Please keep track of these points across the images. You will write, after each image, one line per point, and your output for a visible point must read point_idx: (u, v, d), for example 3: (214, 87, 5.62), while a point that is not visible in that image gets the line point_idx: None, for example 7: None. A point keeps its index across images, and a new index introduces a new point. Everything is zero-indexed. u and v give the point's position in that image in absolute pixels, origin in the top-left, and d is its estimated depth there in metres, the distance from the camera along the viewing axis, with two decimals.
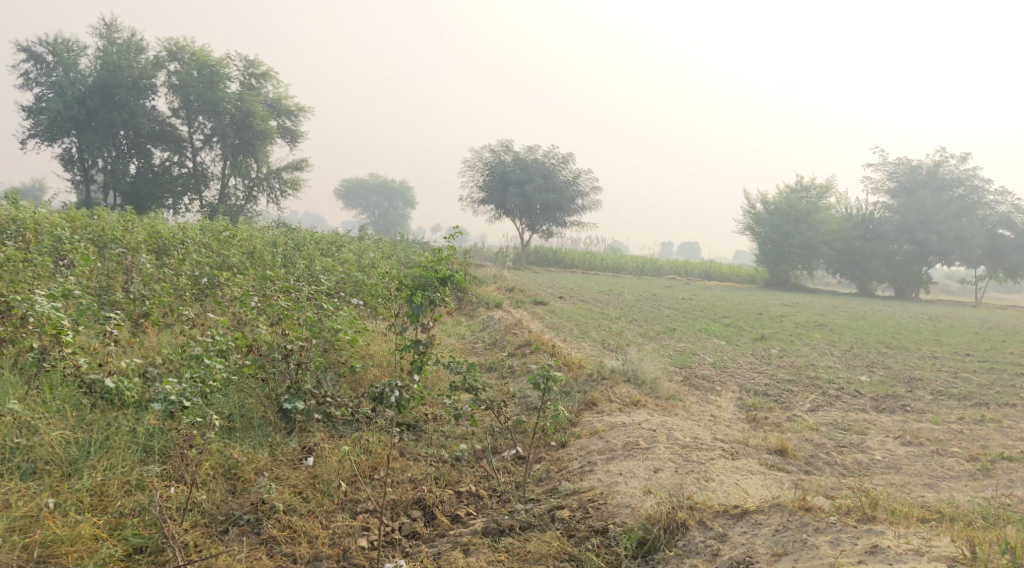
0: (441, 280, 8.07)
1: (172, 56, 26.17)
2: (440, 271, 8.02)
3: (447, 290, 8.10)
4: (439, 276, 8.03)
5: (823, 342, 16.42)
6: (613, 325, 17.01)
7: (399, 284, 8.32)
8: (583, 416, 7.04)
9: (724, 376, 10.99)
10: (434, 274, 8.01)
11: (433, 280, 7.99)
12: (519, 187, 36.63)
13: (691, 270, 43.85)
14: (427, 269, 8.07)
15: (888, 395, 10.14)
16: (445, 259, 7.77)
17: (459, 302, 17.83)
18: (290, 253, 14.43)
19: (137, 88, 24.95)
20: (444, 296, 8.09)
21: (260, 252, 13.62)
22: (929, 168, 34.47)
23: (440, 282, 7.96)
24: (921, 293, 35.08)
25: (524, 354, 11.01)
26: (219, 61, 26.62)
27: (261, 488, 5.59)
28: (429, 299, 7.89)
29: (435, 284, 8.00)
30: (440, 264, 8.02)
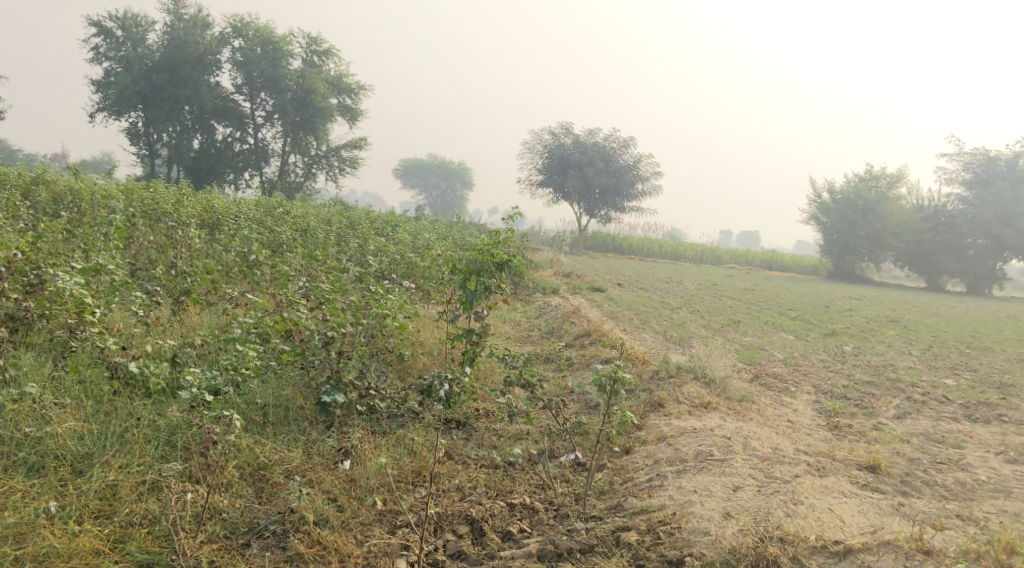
0: (498, 264, 7.46)
1: (237, 32, 26.06)
2: (497, 254, 7.41)
3: (504, 275, 7.50)
4: (495, 260, 7.42)
5: (900, 340, 15.33)
6: (674, 316, 16.23)
7: (453, 268, 7.78)
8: (649, 419, 6.42)
9: (796, 375, 10.17)
10: (490, 258, 7.41)
11: (489, 264, 7.38)
12: (578, 170, 35.87)
13: (753, 259, 42.44)
14: (483, 252, 7.47)
15: (982, 402, 9.15)
16: (503, 244, 7.15)
17: (515, 287, 17.29)
18: (344, 232, 14.09)
19: (202, 65, 24.90)
20: (501, 282, 7.51)
21: (313, 230, 13.30)
22: (1009, 158, 32.41)
23: (496, 268, 7.36)
24: (996, 291, 33.19)
25: (583, 345, 10.36)
26: (282, 38, 26.45)
27: (291, 495, 5.10)
28: (484, 285, 7.32)
29: (490, 269, 7.40)
30: (497, 248, 7.40)
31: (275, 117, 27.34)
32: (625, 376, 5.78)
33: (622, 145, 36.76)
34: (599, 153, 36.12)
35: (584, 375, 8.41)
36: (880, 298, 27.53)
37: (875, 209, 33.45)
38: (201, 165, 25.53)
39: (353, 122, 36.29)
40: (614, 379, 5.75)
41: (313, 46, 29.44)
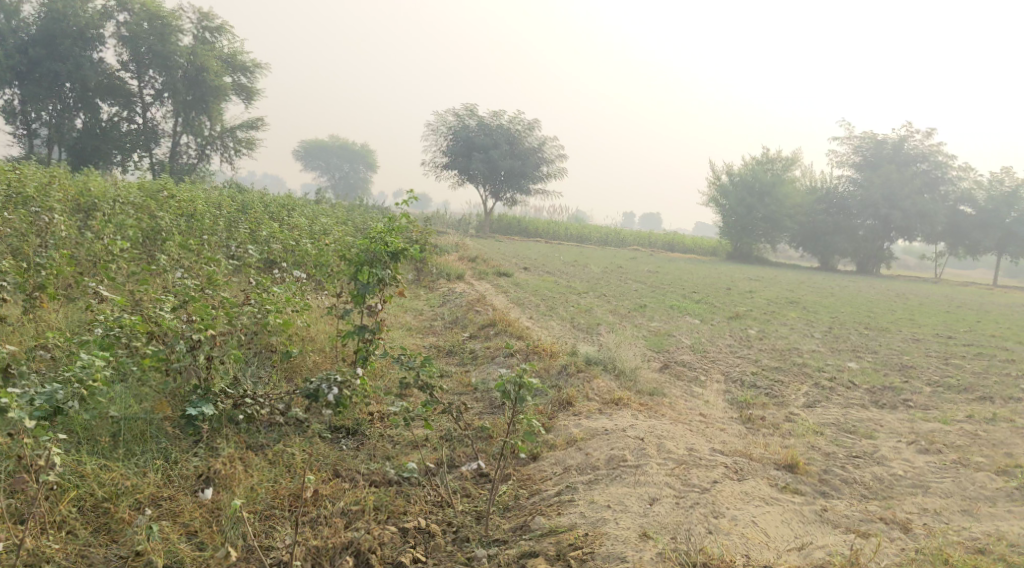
0: (393, 254, 6.82)
1: (122, 5, 24.10)
2: (391, 243, 6.75)
3: (400, 266, 6.87)
4: (390, 250, 6.76)
5: (801, 321, 15.55)
6: (581, 302, 15.94)
7: (343, 257, 7.07)
8: (558, 420, 5.98)
9: (705, 362, 9.96)
10: (383, 247, 6.73)
11: (382, 255, 6.71)
12: (483, 152, 35.32)
13: (655, 241, 42.99)
14: (375, 240, 6.79)
15: (887, 388, 9.21)
16: (399, 231, 6.49)
17: (418, 273, 16.59)
18: (235, 216, 13.07)
19: (83, 39, 22.91)
20: (396, 273, 6.87)
21: (199, 214, 12.25)
22: (895, 142, 33.89)
23: (390, 258, 6.70)
24: (882, 270, 34.77)
25: (488, 336, 9.83)
26: (171, 12, 24.66)
27: (138, 534, 4.52)
28: (377, 277, 6.66)
29: (384, 259, 6.75)
30: (392, 236, 6.74)
31: (165, 96, 25.50)
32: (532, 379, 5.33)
33: (527, 128, 36.45)
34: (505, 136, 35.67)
35: (489, 370, 7.88)
36: (777, 279, 28.22)
37: (772, 191, 34.23)
38: (84, 147, 23.45)
39: (250, 102, 34.50)
40: (520, 384, 5.28)
41: (206, 22, 27.66)
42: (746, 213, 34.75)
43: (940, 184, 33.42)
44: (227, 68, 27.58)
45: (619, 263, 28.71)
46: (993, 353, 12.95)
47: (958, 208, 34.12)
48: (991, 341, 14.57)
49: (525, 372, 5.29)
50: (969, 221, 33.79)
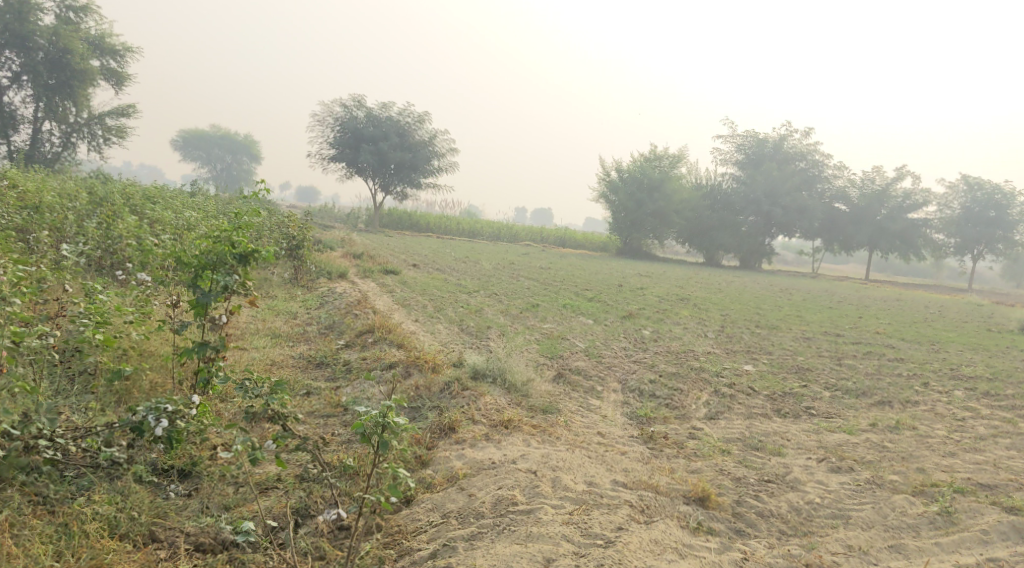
0: (241, 256, 5.78)
1: None
2: (239, 243, 5.70)
3: (249, 269, 5.84)
4: (237, 251, 5.73)
5: (694, 320, 15.31)
6: (471, 302, 15.13)
7: (180, 260, 5.95)
8: (438, 450, 5.15)
9: (601, 369, 9.34)
10: (228, 247, 5.69)
11: (227, 258, 5.66)
12: (373, 145, 33.97)
13: (547, 237, 42.74)
14: (218, 239, 5.72)
15: (788, 395, 8.90)
16: (248, 229, 5.47)
17: (295, 272, 15.36)
18: (86, 208, 11.50)
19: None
20: (244, 278, 5.83)
21: (45, 208, 10.70)
22: (775, 141, 34.91)
23: (237, 261, 5.66)
24: (764, 265, 35.69)
25: (364, 345, 8.81)
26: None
27: None
28: (221, 284, 5.57)
29: (230, 262, 5.70)
30: (239, 236, 5.70)
31: (24, 79, 22.81)
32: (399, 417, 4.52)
33: (417, 121, 35.33)
34: (394, 128, 34.44)
35: (363, 387, 6.92)
36: (668, 275, 28.42)
37: (661, 187, 34.50)
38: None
39: (121, 88, 31.95)
40: (386, 425, 4.46)
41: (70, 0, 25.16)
42: (636, 209, 34.91)
43: (818, 182, 34.68)
44: (95, 51, 25.16)
45: (512, 259, 28.11)
46: (880, 352, 13.10)
47: (834, 205, 35.43)
48: (876, 339, 14.82)
49: (391, 408, 4.48)
50: (844, 217, 35.10)
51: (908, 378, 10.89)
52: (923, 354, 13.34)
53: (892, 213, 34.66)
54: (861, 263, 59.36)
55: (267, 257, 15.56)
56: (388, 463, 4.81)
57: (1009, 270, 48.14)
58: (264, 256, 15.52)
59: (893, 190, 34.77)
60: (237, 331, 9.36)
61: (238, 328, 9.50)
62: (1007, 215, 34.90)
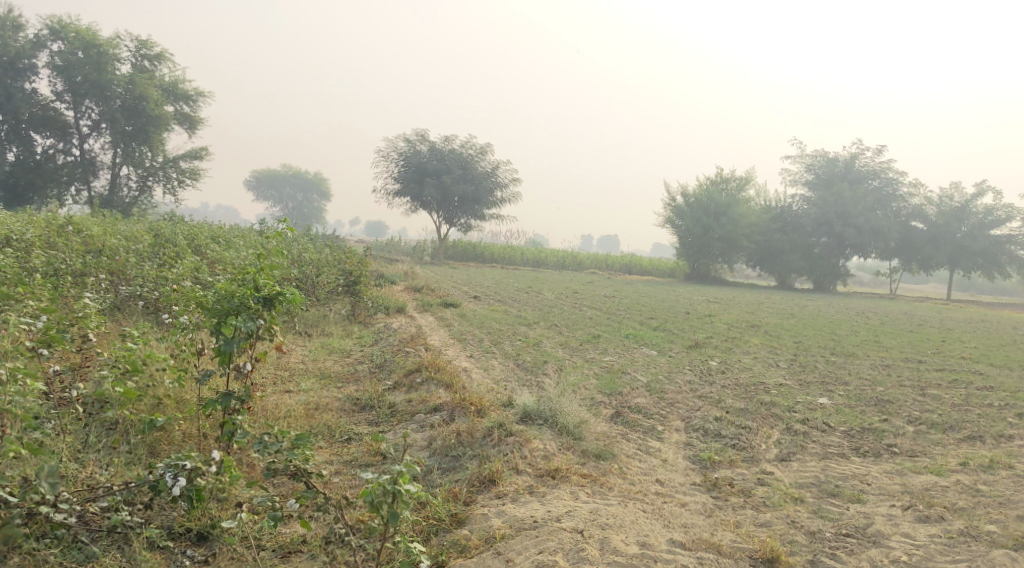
0: (265, 300, 6.02)
1: (55, 34, 22.59)
2: (262, 286, 5.95)
3: (273, 313, 6.05)
4: (260, 295, 5.96)
5: (764, 348, 14.52)
6: (529, 334, 14.74)
7: (203, 304, 6.13)
8: (475, 507, 4.92)
9: (662, 406, 8.78)
10: (251, 291, 5.93)
11: (249, 301, 5.90)
12: (435, 179, 34.19)
13: (612, 264, 42.15)
14: (241, 283, 5.98)
15: (867, 431, 8.16)
16: (269, 271, 5.71)
17: (353, 309, 15.25)
18: (148, 251, 11.62)
19: (14, 70, 21.19)
20: (269, 322, 6.05)
21: (108, 250, 10.83)
22: (846, 160, 33.72)
23: (260, 304, 5.90)
24: (839, 287, 34.31)
25: (412, 386, 8.48)
26: (109, 41, 23.15)
27: None
28: (243, 331, 5.79)
29: (253, 306, 5.93)
30: (262, 279, 5.95)
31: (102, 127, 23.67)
32: (410, 486, 4.51)
33: (479, 152, 35.44)
34: (456, 161, 34.64)
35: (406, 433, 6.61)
36: (736, 300, 27.52)
37: (728, 211, 33.59)
38: (17, 182, 21.38)
39: (194, 131, 32.99)
40: (397, 493, 4.46)
41: (144, 50, 26.11)
42: (702, 234, 34.05)
43: (892, 200, 33.23)
44: (168, 97, 26.01)
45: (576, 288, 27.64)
46: (967, 380, 12.12)
47: (911, 224, 33.87)
48: (962, 365, 13.77)
49: (401, 477, 4.48)
50: (922, 237, 33.51)
51: (1001, 408, 9.96)
52: (1016, 381, 12.27)
53: (974, 230, 32.91)
54: (942, 282, 56.78)
55: (325, 294, 15.49)
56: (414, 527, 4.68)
57: None
58: (322, 293, 15.46)
59: (974, 206, 33.06)
60: (286, 373, 9.19)
61: (287, 371, 9.33)
62: None
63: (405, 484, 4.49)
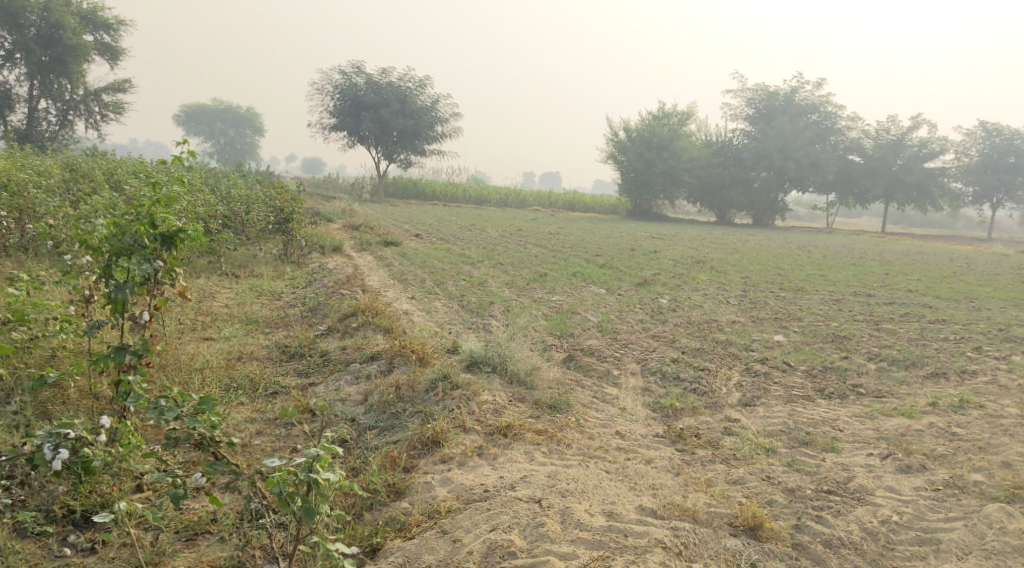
0: (163, 238, 5.25)
1: None
2: (158, 223, 5.15)
3: (173, 252, 5.31)
4: (157, 232, 5.19)
5: (714, 285, 14.20)
6: (474, 273, 14.10)
7: (90, 243, 5.33)
8: (413, 478, 4.54)
9: (616, 348, 8.29)
10: (146, 228, 5.14)
11: (143, 241, 5.12)
12: (373, 112, 32.73)
13: (555, 201, 41.49)
14: (133, 218, 5.18)
15: (829, 370, 7.85)
16: (162, 204, 4.92)
17: (286, 249, 14.33)
18: (58, 188, 10.45)
19: None
20: (170, 263, 5.31)
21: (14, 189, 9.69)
22: (786, 94, 33.45)
23: (155, 244, 5.13)
24: (778, 222, 34.36)
25: (346, 331, 7.74)
26: None
27: None
28: (135, 276, 5.03)
29: (148, 245, 5.16)
30: (158, 214, 5.16)
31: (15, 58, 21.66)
32: (329, 473, 3.90)
33: (418, 86, 34.01)
34: (395, 94, 33.18)
35: (338, 385, 5.90)
36: (679, 235, 27.26)
37: (669, 146, 33.16)
38: None
39: (116, 62, 30.74)
40: (313, 483, 3.88)
41: None
42: (644, 169, 33.61)
43: (831, 134, 33.19)
44: (85, 25, 23.93)
45: (518, 226, 26.98)
46: (918, 313, 12.00)
47: (848, 157, 33.94)
48: (910, 298, 13.70)
49: (317, 462, 3.89)
50: (859, 170, 33.63)
51: (956, 343, 9.84)
52: (965, 314, 12.24)
53: (908, 163, 33.02)
54: (875, 217, 57.93)
55: (256, 233, 14.45)
56: (342, 507, 4.28)
57: None
58: (253, 233, 14.42)
59: (909, 139, 33.14)
60: (208, 321, 8.39)
61: (211, 319, 8.51)
62: None
63: (322, 471, 3.91)
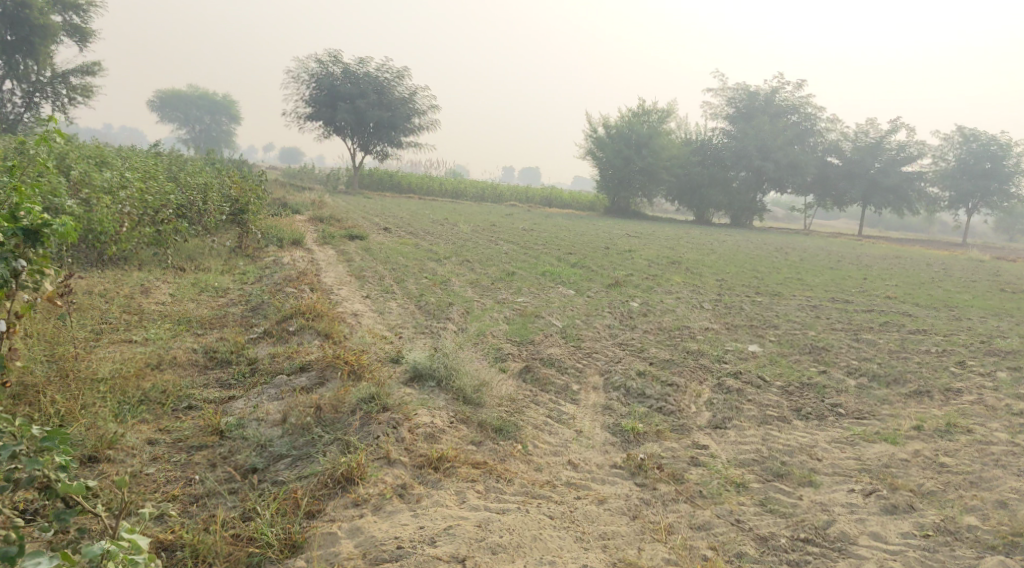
0: (28, 233, 5.43)
1: None
2: (23, 217, 5.35)
3: (39, 248, 5.50)
4: (22, 227, 5.37)
5: (688, 288, 13.60)
6: (438, 271, 13.41)
7: None
8: (312, 525, 4.20)
9: (578, 358, 7.66)
10: (9, 223, 5.31)
11: (7, 236, 5.29)
12: (349, 103, 31.88)
13: (532, 196, 40.84)
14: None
15: (807, 387, 7.27)
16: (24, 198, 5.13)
17: (240, 242, 13.52)
18: None
19: None
20: (35, 260, 5.48)
21: None
22: (766, 94, 33.07)
23: (20, 239, 5.31)
24: (755, 222, 33.98)
25: (282, 336, 7.02)
26: None
27: None
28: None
29: (11, 241, 5.32)
30: (24, 207, 5.35)
31: None
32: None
33: (396, 77, 33.17)
34: (372, 84, 32.34)
35: (259, 402, 5.25)
36: (656, 234, 26.71)
37: (649, 143, 32.64)
38: None
39: (85, 45, 29.67)
40: None
41: None
42: (623, 166, 33.09)
43: (810, 136, 32.86)
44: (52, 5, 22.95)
45: (493, 220, 26.29)
46: (897, 322, 11.49)
47: (827, 159, 33.66)
48: (890, 306, 13.21)
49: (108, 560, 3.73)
50: (837, 172, 33.32)
51: (938, 356, 9.33)
52: (947, 325, 11.75)
53: (886, 166, 32.73)
54: (852, 220, 57.88)
55: (210, 224, 13.56)
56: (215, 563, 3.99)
57: (1001, 223, 48.34)
58: (207, 222, 13.53)
59: (887, 142, 32.86)
60: (135, 320, 7.63)
61: (139, 318, 7.76)
62: (1003, 166, 33.39)
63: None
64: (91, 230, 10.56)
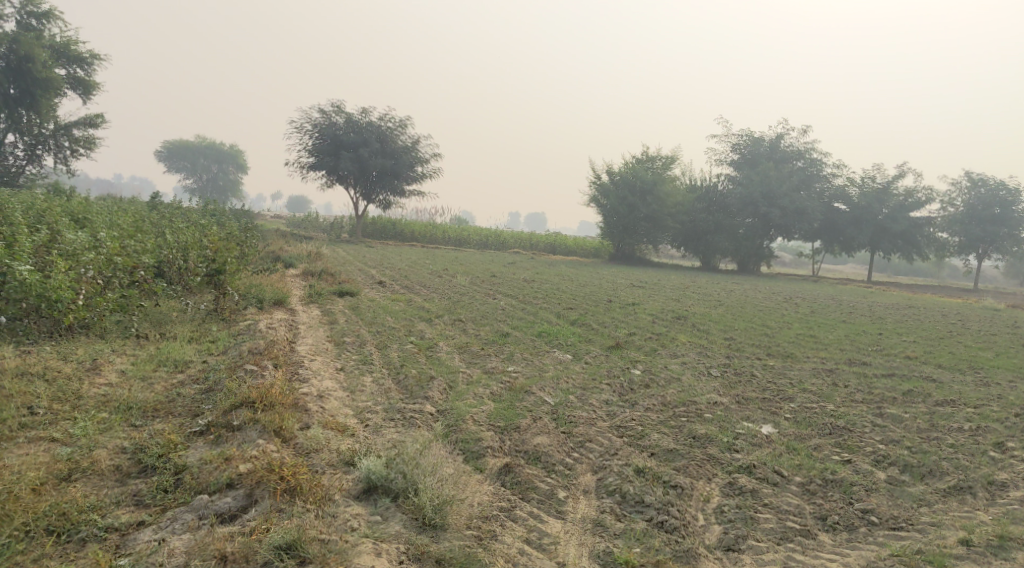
0: None
1: None
2: None
3: None
4: None
5: (695, 350, 12.61)
6: (426, 333, 12.51)
7: None
8: None
9: (565, 448, 6.63)
10: None
11: None
12: (351, 152, 31.39)
13: (535, 243, 40.07)
14: None
15: (831, 486, 6.24)
16: None
17: (217, 304, 12.38)
18: None
19: None
20: None
21: None
22: (772, 140, 32.45)
23: None
24: (762, 269, 33.12)
25: (220, 438, 6.03)
26: None
27: None
28: None
29: None
30: None
31: None
32: None
33: (400, 125, 32.75)
34: (374, 134, 31.92)
35: (159, 547, 5.01)
36: (661, 284, 25.86)
37: (654, 190, 31.89)
38: None
39: (88, 95, 29.22)
40: None
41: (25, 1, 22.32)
42: (627, 213, 32.35)
43: (816, 181, 32.15)
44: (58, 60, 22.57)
45: (493, 271, 25.46)
46: (923, 391, 10.43)
47: (834, 205, 32.84)
48: (913, 368, 12.19)
49: None
50: (844, 218, 32.47)
51: (972, 436, 8.29)
52: (977, 392, 10.74)
53: (894, 212, 31.92)
54: (859, 265, 56.78)
55: (189, 284, 12.59)
56: None
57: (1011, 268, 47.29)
58: (185, 282, 12.55)
59: (894, 187, 32.11)
60: (65, 412, 6.61)
61: (70, 408, 6.70)
62: (1012, 212, 32.60)
63: None
64: (45, 298, 9.58)
